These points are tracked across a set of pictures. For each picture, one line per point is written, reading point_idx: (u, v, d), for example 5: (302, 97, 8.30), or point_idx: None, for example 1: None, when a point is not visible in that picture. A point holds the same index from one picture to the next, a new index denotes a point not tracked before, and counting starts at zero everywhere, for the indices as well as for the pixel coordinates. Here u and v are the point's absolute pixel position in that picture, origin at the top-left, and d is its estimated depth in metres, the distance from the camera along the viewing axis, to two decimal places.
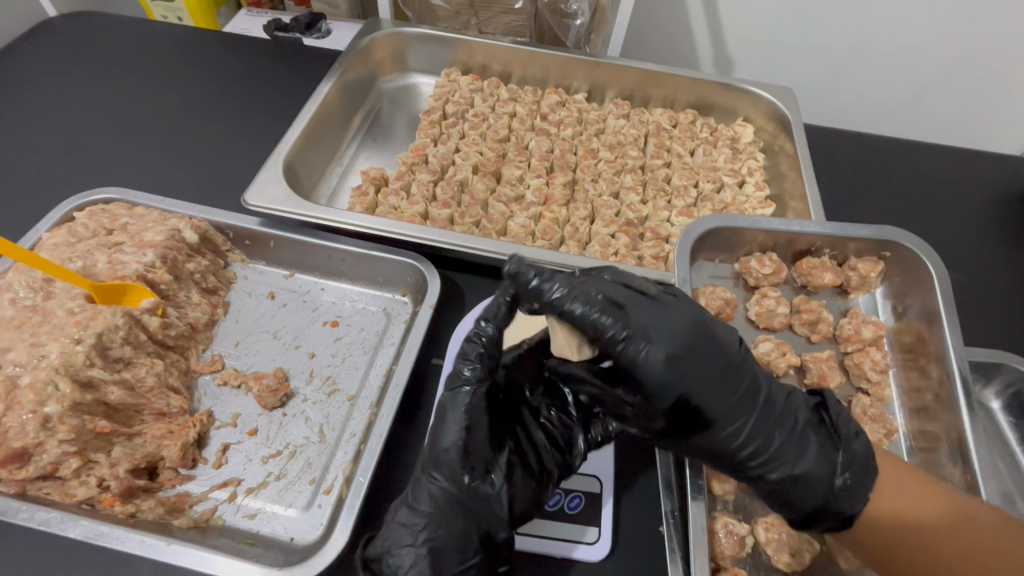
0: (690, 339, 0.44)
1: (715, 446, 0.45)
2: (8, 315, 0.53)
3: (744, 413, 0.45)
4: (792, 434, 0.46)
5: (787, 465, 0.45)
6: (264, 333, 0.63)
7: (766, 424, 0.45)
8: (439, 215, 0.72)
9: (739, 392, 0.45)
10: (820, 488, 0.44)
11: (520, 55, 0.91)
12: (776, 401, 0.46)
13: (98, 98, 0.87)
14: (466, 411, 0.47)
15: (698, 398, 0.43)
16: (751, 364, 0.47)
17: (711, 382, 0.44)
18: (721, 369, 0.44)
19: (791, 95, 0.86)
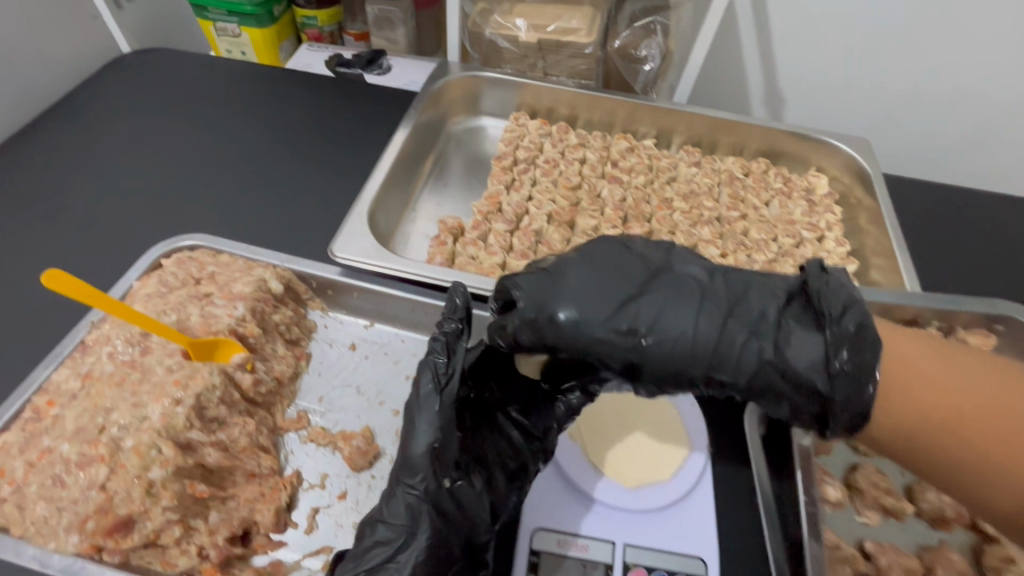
0: (579, 290, 0.46)
1: (666, 369, 0.44)
2: (108, 370, 0.53)
3: (693, 338, 0.43)
4: (761, 331, 0.43)
5: (764, 374, 0.42)
6: (347, 388, 0.62)
7: (721, 340, 0.43)
8: (517, 266, 0.71)
9: (669, 315, 0.44)
10: (803, 380, 0.41)
11: (586, 100, 0.91)
12: (724, 302, 0.44)
13: (173, 136, 0.88)
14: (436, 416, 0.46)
15: (618, 328, 0.45)
16: (681, 281, 0.46)
17: (629, 314, 0.45)
18: (621, 301, 0.45)
19: (870, 147, 0.84)
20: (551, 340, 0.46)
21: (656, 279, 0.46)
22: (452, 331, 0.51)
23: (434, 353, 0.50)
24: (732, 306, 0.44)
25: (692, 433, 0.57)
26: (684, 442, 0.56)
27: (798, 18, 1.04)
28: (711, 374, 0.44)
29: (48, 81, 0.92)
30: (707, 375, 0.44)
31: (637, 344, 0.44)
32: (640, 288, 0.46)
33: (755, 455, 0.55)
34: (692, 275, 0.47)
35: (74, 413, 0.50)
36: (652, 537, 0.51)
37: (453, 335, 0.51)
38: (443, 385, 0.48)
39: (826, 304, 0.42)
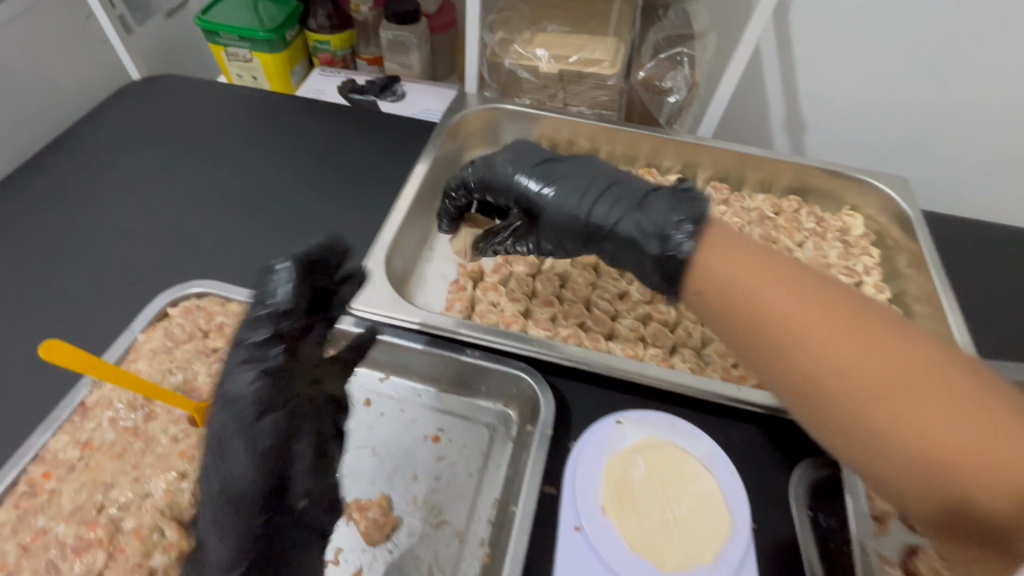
0: (525, 156, 0.64)
1: (556, 214, 0.58)
2: (109, 439, 0.49)
3: (579, 194, 0.58)
4: (627, 199, 0.55)
5: (622, 223, 0.54)
6: (362, 450, 0.59)
7: (602, 195, 0.57)
8: (541, 314, 0.68)
9: (567, 179, 0.59)
10: (648, 224, 0.52)
11: (606, 132, 0.88)
12: (608, 181, 0.58)
13: (182, 168, 0.85)
14: (230, 457, 0.40)
15: (531, 188, 0.61)
16: (600, 171, 0.59)
17: (541, 177, 0.61)
18: (542, 168, 0.62)
19: (909, 187, 0.80)
20: (487, 179, 0.65)
21: (570, 160, 0.62)
22: (255, 333, 0.40)
23: (242, 368, 0.40)
24: (616, 186, 0.57)
25: (736, 507, 0.52)
26: (727, 518, 0.51)
27: (824, 46, 1.00)
28: (585, 223, 0.57)
29: (55, 109, 0.90)
30: (583, 221, 0.57)
31: (538, 197, 0.60)
32: (556, 165, 0.62)
33: (802, 533, 0.52)
34: (596, 163, 0.61)
35: (72, 488, 0.46)
36: None
37: (269, 358, 0.40)
38: (230, 423, 0.40)
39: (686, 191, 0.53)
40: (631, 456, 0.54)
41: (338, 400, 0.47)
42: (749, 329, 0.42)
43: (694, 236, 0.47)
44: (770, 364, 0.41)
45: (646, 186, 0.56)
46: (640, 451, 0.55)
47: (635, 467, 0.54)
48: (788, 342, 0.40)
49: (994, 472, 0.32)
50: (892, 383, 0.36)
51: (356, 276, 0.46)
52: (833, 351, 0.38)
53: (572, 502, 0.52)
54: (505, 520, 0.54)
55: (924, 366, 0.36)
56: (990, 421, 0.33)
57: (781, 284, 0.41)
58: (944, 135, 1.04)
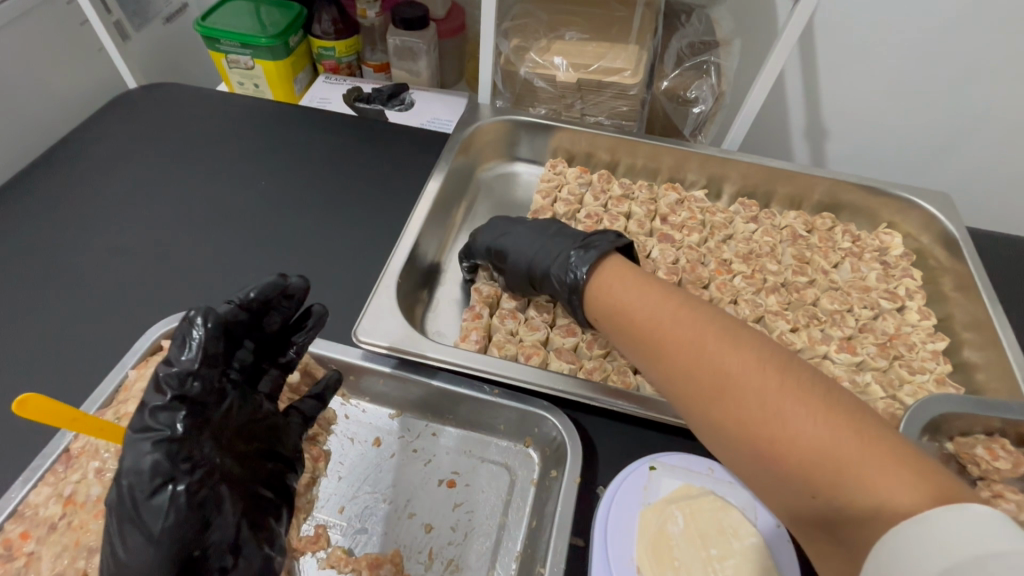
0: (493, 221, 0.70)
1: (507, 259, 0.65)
2: (95, 493, 0.45)
3: (521, 241, 0.65)
4: (557, 248, 0.63)
5: (547, 264, 0.62)
6: (372, 496, 0.54)
7: (539, 241, 0.65)
8: (563, 344, 0.63)
9: (516, 234, 0.66)
10: (562, 262, 0.60)
11: (628, 144, 0.83)
12: (545, 236, 0.65)
13: (180, 182, 0.81)
14: (128, 529, 0.38)
15: (490, 245, 0.67)
16: (542, 226, 0.68)
17: (496, 232, 0.68)
18: (494, 229, 0.69)
19: (953, 205, 0.75)
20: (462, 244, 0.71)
21: (517, 222, 0.69)
22: (156, 398, 0.39)
23: (137, 438, 0.38)
24: (551, 233, 0.66)
25: (785, 568, 0.47)
26: None
27: (850, 55, 0.95)
28: (532, 274, 0.63)
29: (48, 119, 0.86)
30: (523, 264, 0.63)
31: (493, 252, 0.67)
32: (509, 224, 0.68)
33: None
34: (542, 223, 0.68)
35: (52, 552, 0.42)
36: None
37: (171, 424, 0.39)
38: (126, 495, 0.38)
39: (596, 237, 0.62)
40: (668, 508, 0.49)
41: (278, 458, 0.47)
42: (644, 346, 0.50)
43: (590, 269, 0.58)
44: (679, 385, 0.47)
45: (574, 237, 0.64)
46: (677, 503, 0.50)
47: (672, 522, 0.49)
48: (671, 353, 0.48)
49: (825, 464, 0.37)
50: (742, 388, 0.42)
51: (312, 319, 0.51)
52: (699, 362, 0.45)
53: (604, 559, 0.48)
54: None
55: (770, 374, 0.42)
56: (825, 419, 0.39)
57: (664, 308, 0.50)
58: (981, 146, 0.98)
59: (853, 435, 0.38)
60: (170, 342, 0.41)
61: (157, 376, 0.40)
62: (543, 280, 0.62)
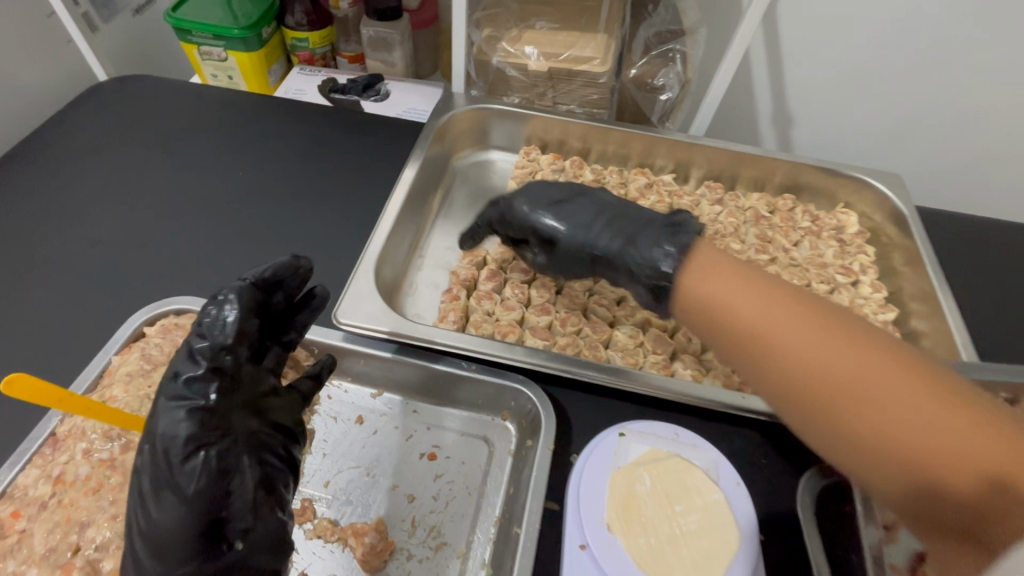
0: (552, 198, 0.65)
1: (573, 244, 0.62)
2: (83, 473, 0.46)
3: (595, 223, 0.62)
4: (622, 224, 0.60)
5: (624, 245, 0.59)
6: (356, 470, 0.56)
7: (613, 224, 0.61)
8: (538, 322, 0.66)
9: (571, 212, 0.63)
10: (643, 246, 0.57)
11: (599, 131, 0.86)
12: (614, 220, 0.61)
13: (156, 175, 0.81)
14: (160, 489, 0.39)
15: (542, 218, 0.63)
16: (611, 207, 0.64)
17: (546, 208, 0.64)
18: (536, 201, 0.65)
19: (902, 185, 0.80)
20: (510, 224, 0.66)
21: (581, 199, 0.64)
22: (188, 367, 0.42)
23: (172, 405, 0.40)
24: (621, 216, 0.62)
25: (743, 518, 0.51)
26: (736, 530, 0.50)
27: (808, 42, 0.99)
28: (593, 253, 0.61)
29: (17, 113, 0.85)
30: (593, 249, 0.61)
31: (550, 228, 0.63)
32: (563, 198, 0.65)
33: (809, 543, 0.51)
34: (606, 202, 0.64)
35: (44, 528, 0.43)
36: None
37: (203, 394, 0.41)
38: (160, 459, 0.39)
39: (678, 224, 0.58)
40: (637, 469, 0.53)
41: (287, 430, 0.47)
42: (744, 346, 0.46)
43: (682, 258, 0.52)
44: (791, 391, 0.43)
45: (648, 218, 0.61)
46: (648, 466, 0.53)
47: (640, 482, 0.52)
48: (780, 356, 0.43)
49: (977, 467, 0.36)
50: (870, 394, 0.39)
51: (317, 299, 0.54)
52: (821, 365, 0.41)
53: (577, 519, 0.51)
54: (507, 540, 0.52)
55: (915, 383, 0.39)
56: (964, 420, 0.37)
57: (780, 312, 0.44)
58: (933, 129, 1.03)
59: (1008, 448, 0.35)
60: (198, 315, 0.45)
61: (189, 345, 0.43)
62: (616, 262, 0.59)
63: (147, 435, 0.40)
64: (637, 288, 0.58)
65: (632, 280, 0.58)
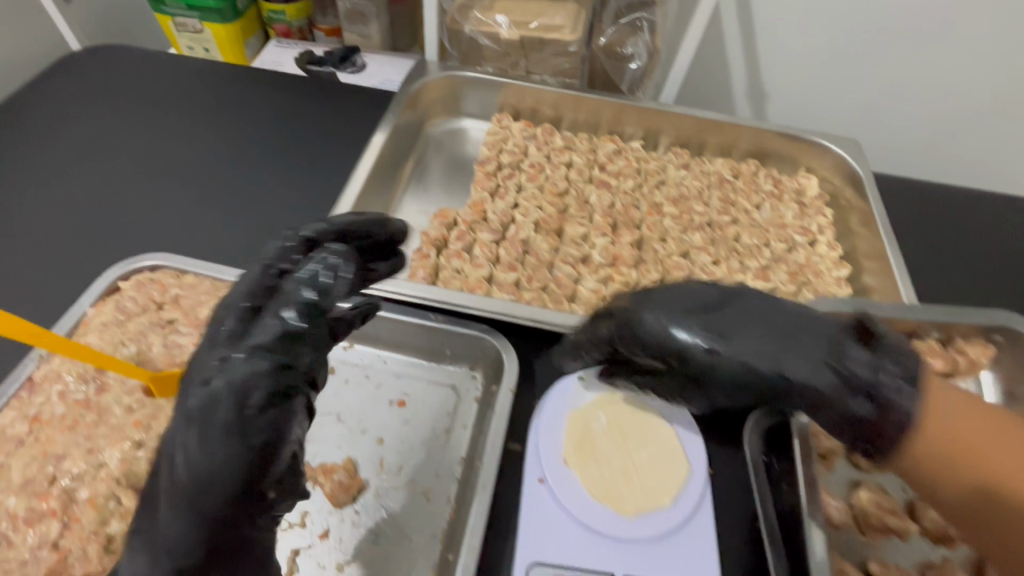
0: (680, 300, 0.44)
1: (732, 373, 0.41)
2: (59, 412, 0.48)
3: (767, 339, 0.41)
4: (813, 345, 0.40)
5: (819, 379, 0.39)
6: (327, 416, 0.59)
7: (788, 340, 0.40)
8: (505, 279, 0.68)
9: (720, 324, 0.42)
10: (856, 382, 0.38)
11: (570, 99, 0.88)
12: (788, 334, 0.40)
13: (131, 142, 0.82)
14: (197, 451, 0.33)
15: (679, 337, 0.43)
16: (776, 307, 0.42)
17: (680, 322, 0.43)
18: (663, 309, 0.44)
19: (860, 148, 0.83)
20: (627, 340, 0.46)
21: (731, 302, 0.43)
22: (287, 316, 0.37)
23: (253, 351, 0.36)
24: (793, 321, 0.41)
25: (692, 453, 0.55)
26: (684, 461, 0.54)
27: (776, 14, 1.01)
28: (774, 384, 0.40)
29: None
30: (765, 377, 0.40)
31: (693, 351, 0.42)
32: (706, 302, 0.44)
33: (756, 477, 0.53)
34: (767, 304, 0.42)
35: (21, 462, 0.45)
36: (649, 566, 0.49)
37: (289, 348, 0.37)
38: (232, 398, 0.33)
39: (877, 339, 0.39)
40: (595, 410, 0.56)
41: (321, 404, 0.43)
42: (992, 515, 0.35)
43: (917, 400, 0.37)
44: None
45: (832, 330, 0.40)
46: (605, 407, 0.57)
47: (596, 420, 0.56)
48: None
49: None
50: None
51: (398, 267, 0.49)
52: None
53: (536, 455, 0.54)
54: (471, 476, 0.55)
55: None
56: None
57: None
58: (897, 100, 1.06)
59: None
60: (264, 247, 0.40)
61: (258, 284, 0.38)
62: (806, 400, 0.40)
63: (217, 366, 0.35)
64: (834, 432, 0.41)
65: (827, 421, 0.40)
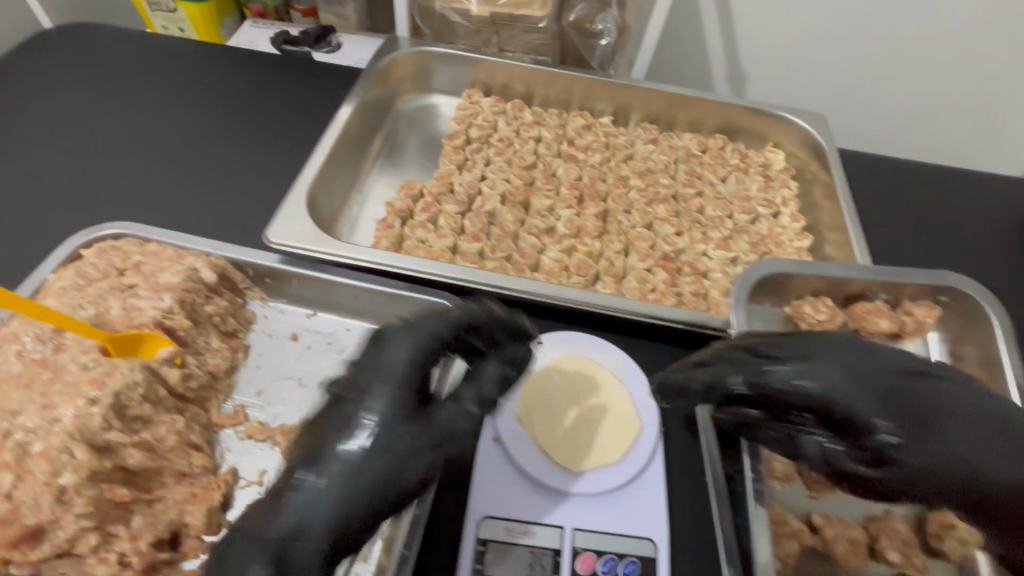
0: (869, 364, 0.43)
1: (933, 463, 0.40)
2: (15, 371, 0.48)
3: (968, 428, 0.40)
4: (1000, 441, 0.40)
5: (1008, 475, 0.39)
6: (288, 380, 0.60)
7: (994, 432, 0.40)
8: (469, 248, 0.69)
9: (920, 400, 0.41)
10: None
11: (542, 75, 0.88)
12: (985, 424, 0.41)
13: (98, 115, 0.81)
14: (356, 503, 0.39)
15: (876, 412, 0.41)
16: (962, 390, 0.42)
17: (885, 393, 0.41)
18: (853, 368, 0.42)
19: (825, 122, 0.84)
20: (801, 403, 0.42)
21: (923, 378, 0.42)
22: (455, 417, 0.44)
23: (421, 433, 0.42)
24: (987, 410, 0.41)
25: (643, 412, 0.56)
26: (635, 420, 0.56)
27: None
28: (974, 484, 0.39)
29: None
30: (970, 475, 0.40)
31: (889, 425, 0.40)
32: (900, 371, 0.42)
33: (705, 433, 0.55)
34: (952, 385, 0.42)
35: None
36: (597, 519, 0.51)
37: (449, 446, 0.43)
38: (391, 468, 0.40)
39: None
40: (548, 371, 0.58)
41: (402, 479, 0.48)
42: None
43: None
44: None
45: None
46: (560, 369, 0.58)
47: (551, 381, 0.57)
48: None
49: None
50: None
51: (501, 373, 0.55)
52: None
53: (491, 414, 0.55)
54: None
55: None
56: None
57: None
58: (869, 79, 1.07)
59: None
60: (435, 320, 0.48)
61: (427, 363, 0.45)
62: (983, 493, 0.39)
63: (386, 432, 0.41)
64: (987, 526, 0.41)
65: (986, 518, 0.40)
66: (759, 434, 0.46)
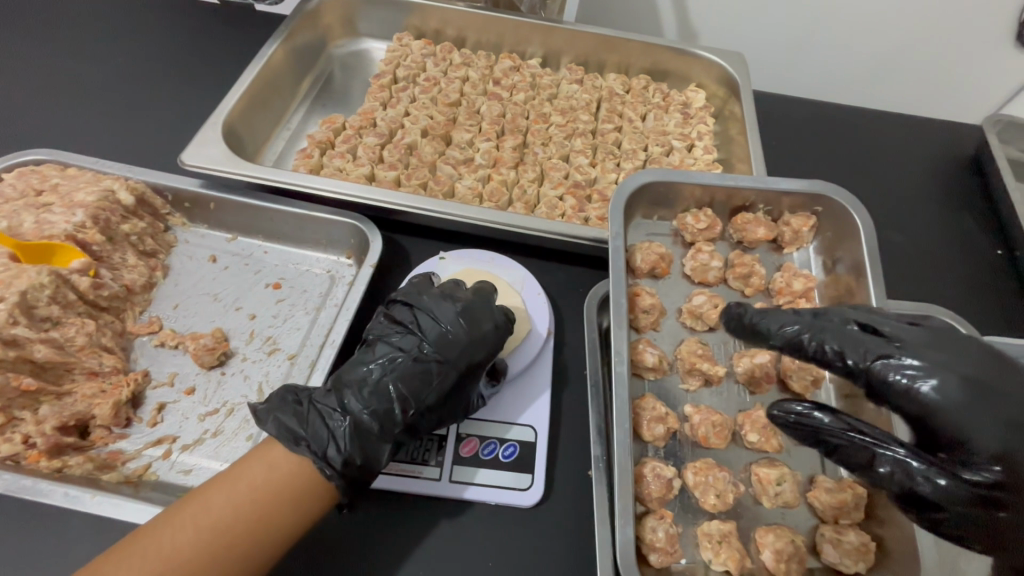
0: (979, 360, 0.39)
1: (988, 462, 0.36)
2: None
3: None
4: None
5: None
6: (204, 296, 0.63)
7: None
8: (385, 176, 0.72)
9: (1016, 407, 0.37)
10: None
11: (474, 19, 0.89)
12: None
13: (23, 48, 0.81)
14: (420, 404, 0.50)
15: (990, 443, 0.36)
16: None
17: (1011, 422, 0.36)
18: (981, 378, 0.38)
19: (743, 60, 0.86)
20: (877, 377, 0.40)
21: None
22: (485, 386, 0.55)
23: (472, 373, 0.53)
24: None
25: (537, 318, 0.61)
26: (528, 325, 0.60)
27: None
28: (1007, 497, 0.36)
29: None
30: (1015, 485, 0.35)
31: (945, 408, 0.38)
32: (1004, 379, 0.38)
33: (590, 333, 0.59)
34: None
35: None
36: (485, 412, 0.55)
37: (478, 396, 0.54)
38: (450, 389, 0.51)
39: None
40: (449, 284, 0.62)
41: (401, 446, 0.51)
42: None
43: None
44: None
45: None
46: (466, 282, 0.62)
47: None
48: None
49: None
50: None
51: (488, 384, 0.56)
52: None
53: None
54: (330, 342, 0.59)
55: None
56: None
57: None
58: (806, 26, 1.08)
59: None
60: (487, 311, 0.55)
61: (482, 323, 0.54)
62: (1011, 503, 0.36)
63: (455, 358, 0.52)
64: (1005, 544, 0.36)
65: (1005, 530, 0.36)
66: (822, 434, 0.42)
